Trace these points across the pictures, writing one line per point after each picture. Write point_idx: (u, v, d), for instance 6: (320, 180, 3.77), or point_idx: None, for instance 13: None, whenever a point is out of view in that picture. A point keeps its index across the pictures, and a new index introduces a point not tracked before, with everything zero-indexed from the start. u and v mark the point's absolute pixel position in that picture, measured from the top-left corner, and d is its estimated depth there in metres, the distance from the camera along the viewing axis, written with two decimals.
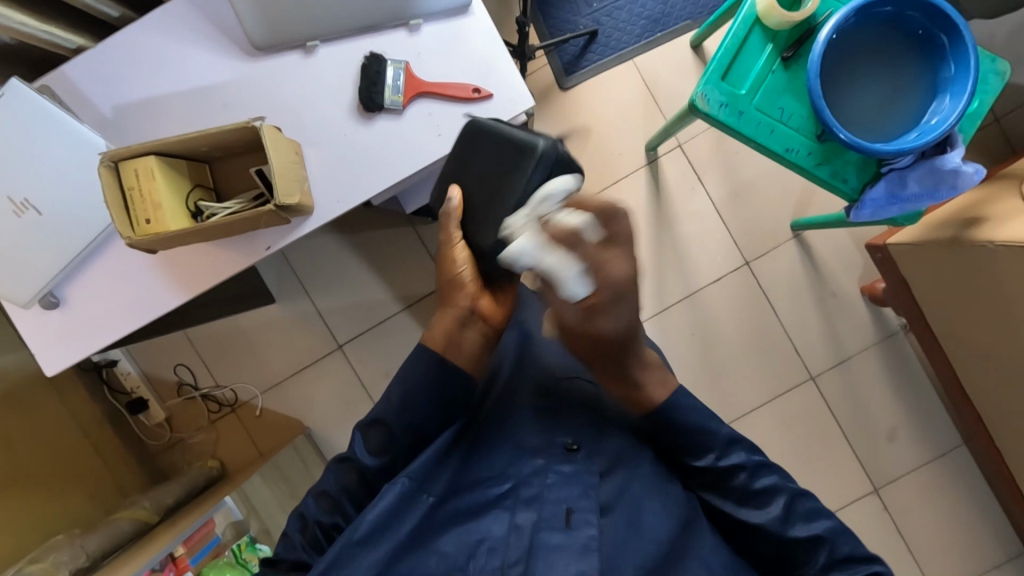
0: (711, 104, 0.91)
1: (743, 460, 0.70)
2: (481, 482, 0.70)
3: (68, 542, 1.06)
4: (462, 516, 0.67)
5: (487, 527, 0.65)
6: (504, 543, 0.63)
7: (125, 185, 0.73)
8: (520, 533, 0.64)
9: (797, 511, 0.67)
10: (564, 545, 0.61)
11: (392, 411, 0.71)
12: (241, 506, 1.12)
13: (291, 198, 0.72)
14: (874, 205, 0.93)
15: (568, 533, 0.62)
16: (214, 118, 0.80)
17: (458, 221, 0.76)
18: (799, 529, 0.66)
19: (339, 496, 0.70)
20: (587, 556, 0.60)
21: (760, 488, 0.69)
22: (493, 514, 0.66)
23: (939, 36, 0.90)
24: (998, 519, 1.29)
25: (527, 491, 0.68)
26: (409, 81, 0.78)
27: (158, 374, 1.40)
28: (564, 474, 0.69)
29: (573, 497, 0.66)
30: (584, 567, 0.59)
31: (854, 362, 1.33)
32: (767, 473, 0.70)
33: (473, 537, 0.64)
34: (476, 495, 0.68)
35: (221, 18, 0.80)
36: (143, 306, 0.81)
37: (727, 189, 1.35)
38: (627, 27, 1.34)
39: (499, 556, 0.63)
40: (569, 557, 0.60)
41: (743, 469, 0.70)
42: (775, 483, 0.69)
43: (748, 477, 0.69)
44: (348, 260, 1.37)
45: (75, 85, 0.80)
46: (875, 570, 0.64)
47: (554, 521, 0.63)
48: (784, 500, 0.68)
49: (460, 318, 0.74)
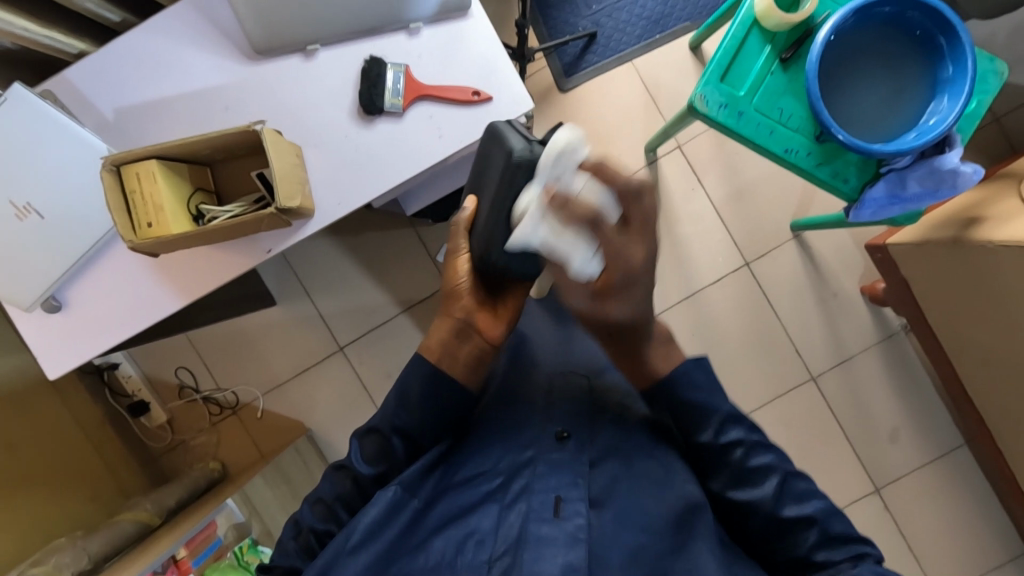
0: (710, 105, 0.91)
1: (740, 437, 0.69)
2: (473, 479, 0.69)
3: (71, 543, 1.07)
4: (454, 516, 0.66)
5: (477, 521, 0.65)
6: (492, 536, 0.63)
7: (127, 189, 0.73)
8: (509, 525, 0.63)
9: (788, 491, 0.67)
10: (553, 536, 0.61)
11: (387, 418, 0.73)
12: (243, 508, 1.13)
13: (292, 201, 0.72)
14: (874, 205, 0.92)
15: (556, 523, 0.62)
16: (216, 120, 0.81)
17: (467, 232, 0.80)
18: (788, 508, 0.65)
19: (334, 503, 0.70)
20: (575, 547, 0.60)
21: (755, 467, 0.68)
22: (483, 509, 0.66)
23: (938, 37, 0.90)
24: (999, 519, 1.29)
25: (517, 484, 0.67)
26: (410, 84, 0.79)
27: (160, 376, 1.40)
28: (552, 464, 0.68)
29: (562, 487, 0.66)
30: (572, 560, 0.59)
31: (855, 362, 1.33)
32: (763, 453, 0.69)
33: (463, 532, 0.64)
34: (466, 494, 0.68)
35: (223, 21, 0.80)
36: (145, 311, 0.82)
37: (728, 189, 1.35)
38: (627, 28, 1.34)
39: (487, 550, 0.62)
40: (558, 548, 0.60)
41: (739, 445, 0.69)
42: (771, 462, 0.68)
43: (743, 453, 0.68)
44: (349, 262, 1.37)
45: (77, 89, 0.80)
46: (863, 551, 0.64)
47: (543, 512, 0.63)
48: (778, 479, 0.67)
49: (454, 332, 0.75)
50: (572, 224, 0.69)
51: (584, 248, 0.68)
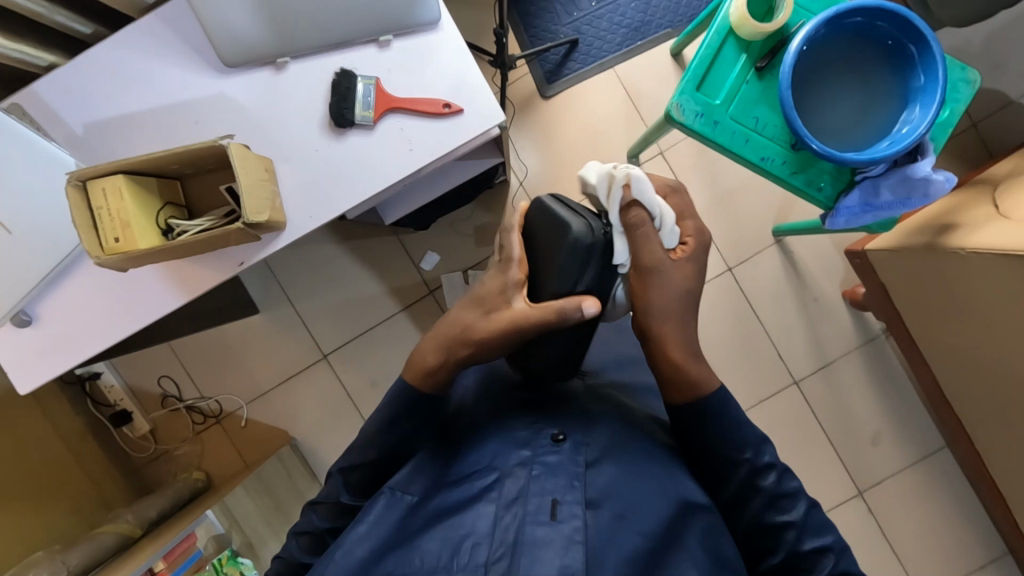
0: (686, 114, 0.92)
1: (773, 460, 0.63)
2: (467, 477, 0.62)
3: (48, 558, 1.05)
4: (445, 514, 0.58)
5: (472, 522, 0.56)
6: (488, 539, 0.54)
7: (94, 205, 0.73)
8: (504, 528, 0.55)
9: (810, 521, 0.62)
10: (549, 539, 0.53)
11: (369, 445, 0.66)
12: (223, 519, 1.11)
13: (260, 215, 0.72)
14: (848, 213, 0.93)
15: (553, 525, 0.54)
16: (186, 135, 0.80)
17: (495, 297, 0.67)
18: (809, 540, 0.60)
19: (322, 534, 0.65)
20: (572, 550, 0.52)
21: (786, 493, 0.62)
22: (476, 508, 0.58)
23: (909, 47, 0.91)
24: (980, 521, 1.30)
25: (512, 484, 0.59)
26: (380, 97, 0.79)
27: (142, 386, 1.39)
28: (549, 465, 0.60)
29: (558, 488, 0.57)
30: (570, 562, 0.51)
31: (837, 366, 1.34)
32: (792, 479, 0.63)
33: (456, 534, 0.55)
34: (462, 489, 0.60)
35: (193, 33, 0.80)
36: (122, 324, 0.82)
37: (709, 195, 1.35)
38: (607, 35, 1.34)
39: (483, 553, 0.53)
40: (555, 551, 0.52)
41: (773, 470, 0.62)
42: (799, 488, 0.63)
43: (777, 478, 0.62)
44: (332, 268, 1.37)
45: (46, 104, 0.80)
46: None
47: (539, 514, 0.55)
48: (805, 506, 0.62)
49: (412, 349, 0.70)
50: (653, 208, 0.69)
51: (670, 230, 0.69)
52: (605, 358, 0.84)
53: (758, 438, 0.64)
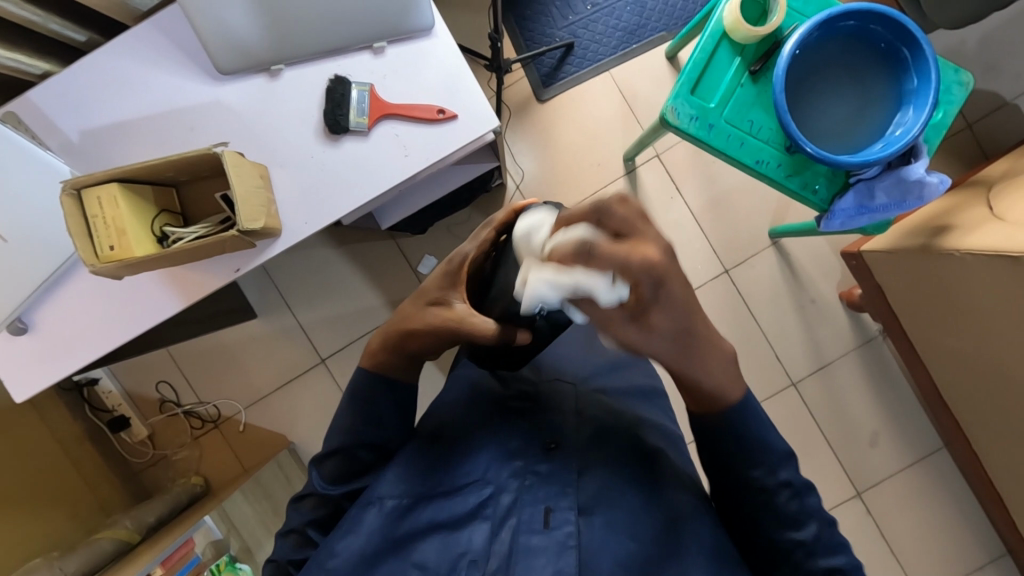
0: (681, 117, 0.92)
1: (791, 478, 0.61)
2: (459, 486, 0.61)
3: (46, 564, 1.05)
4: (439, 523, 0.59)
5: (468, 537, 0.57)
6: (485, 554, 0.56)
7: (88, 213, 0.73)
8: (498, 539, 0.56)
9: (825, 541, 0.60)
10: (542, 547, 0.55)
11: (350, 436, 0.65)
12: (221, 523, 1.12)
13: (256, 223, 0.73)
14: (843, 215, 0.93)
15: (546, 533, 0.56)
16: (182, 141, 0.81)
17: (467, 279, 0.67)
18: (822, 559, 0.59)
19: (306, 528, 0.64)
20: (564, 556, 0.54)
21: (801, 511, 0.60)
22: (471, 522, 0.58)
23: (901, 49, 0.91)
24: (979, 523, 1.30)
25: (506, 498, 0.60)
26: (375, 104, 0.79)
27: (140, 391, 1.39)
28: (542, 475, 0.61)
29: (551, 497, 0.59)
30: (563, 568, 0.53)
31: (834, 367, 1.34)
32: (812, 496, 0.61)
33: (454, 549, 0.57)
34: (453, 503, 0.60)
35: (188, 41, 0.80)
36: (117, 328, 0.81)
37: (705, 196, 1.36)
38: (602, 38, 1.35)
39: (480, 570, 0.55)
40: (547, 559, 0.54)
41: (791, 488, 0.60)
42: (817, 507, 0.61)
43: (792, 497, 0.60)
44: (329, 272, 1.37)
45: (41, 110, 0.80)
46: None
47: (533, 523, 0.57)
48: (819, 526, 0.60)
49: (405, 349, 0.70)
50: (571, 262, 0.49)
51: (603, 274, 0.48)
52: (601, 361, 0.84)
53: (783, 453, 0.61)
